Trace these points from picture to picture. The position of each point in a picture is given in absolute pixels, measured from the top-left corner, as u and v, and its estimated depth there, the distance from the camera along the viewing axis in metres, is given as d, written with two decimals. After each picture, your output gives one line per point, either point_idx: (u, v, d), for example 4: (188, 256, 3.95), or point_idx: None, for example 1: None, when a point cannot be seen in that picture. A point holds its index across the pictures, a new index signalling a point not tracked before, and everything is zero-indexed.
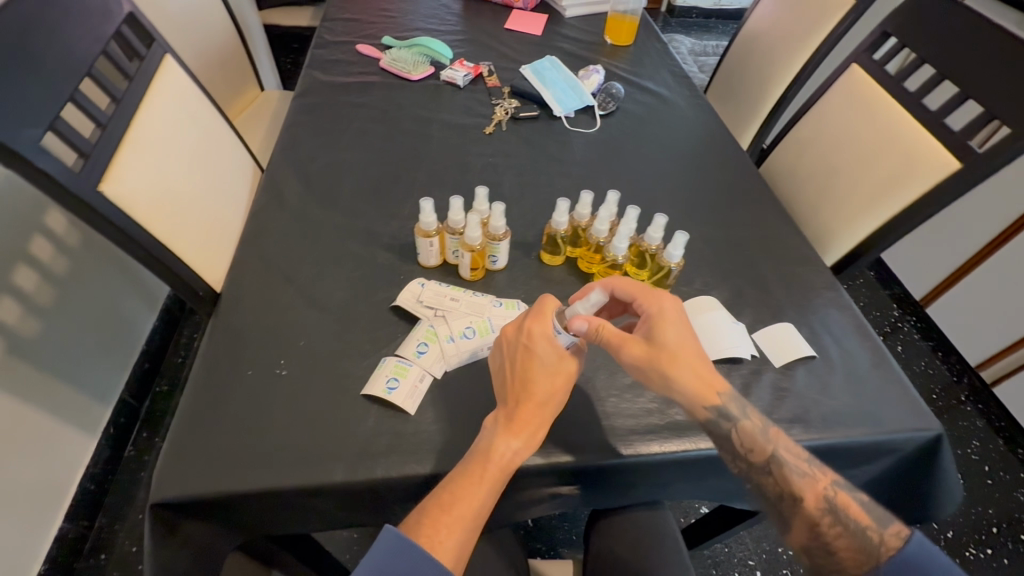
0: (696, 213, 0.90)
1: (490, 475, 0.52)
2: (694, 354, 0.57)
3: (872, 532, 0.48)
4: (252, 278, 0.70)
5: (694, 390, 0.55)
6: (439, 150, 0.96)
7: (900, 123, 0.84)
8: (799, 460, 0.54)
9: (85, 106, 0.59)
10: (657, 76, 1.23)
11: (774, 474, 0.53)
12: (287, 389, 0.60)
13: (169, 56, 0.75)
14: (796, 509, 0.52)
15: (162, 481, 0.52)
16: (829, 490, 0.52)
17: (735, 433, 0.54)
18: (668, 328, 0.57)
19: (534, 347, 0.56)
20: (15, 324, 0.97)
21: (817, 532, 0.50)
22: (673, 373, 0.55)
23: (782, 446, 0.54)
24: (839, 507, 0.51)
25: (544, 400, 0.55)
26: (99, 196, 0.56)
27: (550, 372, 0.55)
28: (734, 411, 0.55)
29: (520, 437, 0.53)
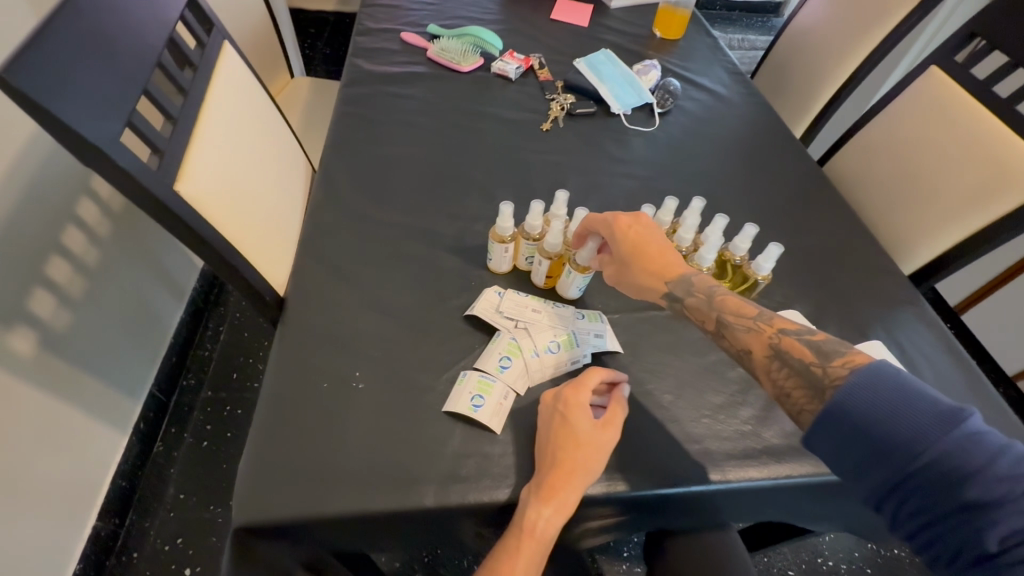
0: (766, 220, 0.86)
1: (526, 549, 0.49)
2: (654, 253, 0.61)
3: (816, 367, 0.48)
4: (317, 282, 0.67)
5: (646, 284, 0.60)
6: (495, 146, 0.92)
7: (989, 132, 0.79)
8: (743, 318, 0.55)
9: (158, 100, 0.56)
10: (710, 73, 1.19)
11: (724, 337, 0.55)
12: (366, 403, 0.57)
13: (228, 43, 0.71)
14: (751, 361, 0.53)
15: (243, 502, 0.49)
16: (775, 337, 0.52)
17: (691, 304, 0.57)
18: (619, 237, 0.60)
19: (568, 412, 0.52)
20: (49, 318, 0.94)
21: (773, 379, 0.51)
22: (629, 275, 0.61)
23: (726, 312, 0.56)
24: (783, 352, 0.51)
25: (576, 467, 0.50)
26: (173, 195, 0.52)
27: (583, 440, 0.51)
28: (688, 287, 0.58)
29: (552, 508, 0.48)
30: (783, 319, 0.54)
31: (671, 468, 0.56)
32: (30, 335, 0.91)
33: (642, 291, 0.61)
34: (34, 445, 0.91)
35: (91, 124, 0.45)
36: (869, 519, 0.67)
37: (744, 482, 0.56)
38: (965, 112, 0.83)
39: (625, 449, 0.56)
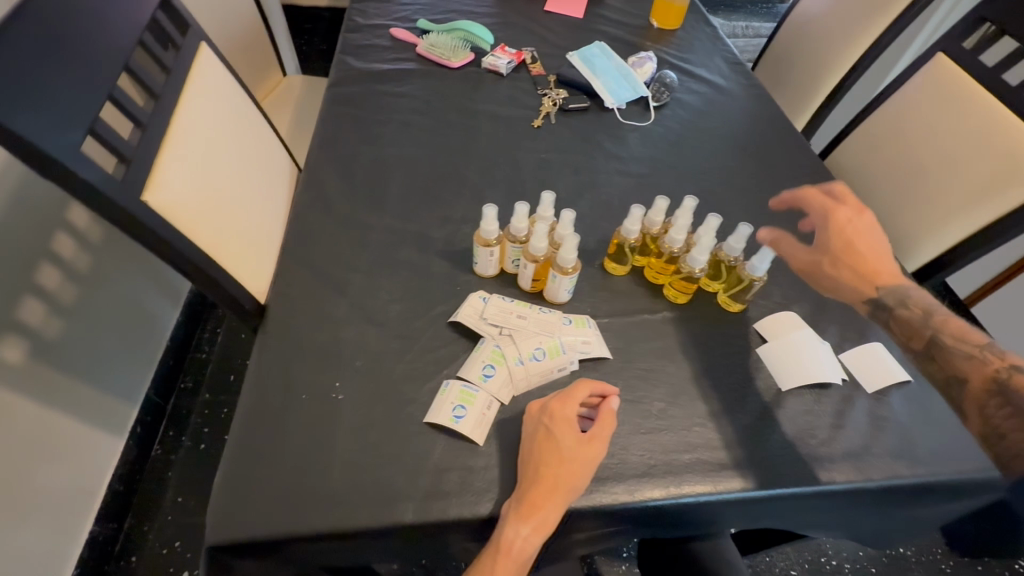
0: (765, 216, 0.83)
1: (503, 567, 0.48)
2: (868, 255, 0.61)
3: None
4: (299, 289, 0.65)
5: (858, 285, 0.59)
6: (485, 144, 0.89)
7: (999, 122, 0.76)
8: (965, 343, 0.53)
9: (123, 104, 0.54)
10: (708, 63, 1.15)
11: (935, 356, 0.53)
12: (346, 415, 0.55)
13: (205, 44, 0.69)
14: (962, 390, 0.51)
15: (218, 521, 0.48)
16: (1003, 371, 0.50)
17: (894, 320, 0.56)
18: (837, 232, 0.62)
19: (552, 426, 0.51)
20: (38, 325, 0.93)
21: (987, 416, 0.49)
22: (838, 273, 0.60)
23: (944, 332, 0.54)
24: (1012, 390, 0.49)
25: (558, 483, 0.49)
26: (142, 205, 0.51)
27: (566, 457, 0.49)
28: (908, 296, 0.57)
29: (531, 527, 0.48)
30: (1015, 356, 0.52)
31: (661, 480, 0.54)
32: (18, 344, 0.90)
33: (847, 290, 0.60)
34: (23, 454, 0.90)
35: (49, 134, 0.43)
36: (869, 526, 0.65)
37: (736, 493, 0.54)
38: (974, 102, 0.79)
39: (614, 460, 0.54)
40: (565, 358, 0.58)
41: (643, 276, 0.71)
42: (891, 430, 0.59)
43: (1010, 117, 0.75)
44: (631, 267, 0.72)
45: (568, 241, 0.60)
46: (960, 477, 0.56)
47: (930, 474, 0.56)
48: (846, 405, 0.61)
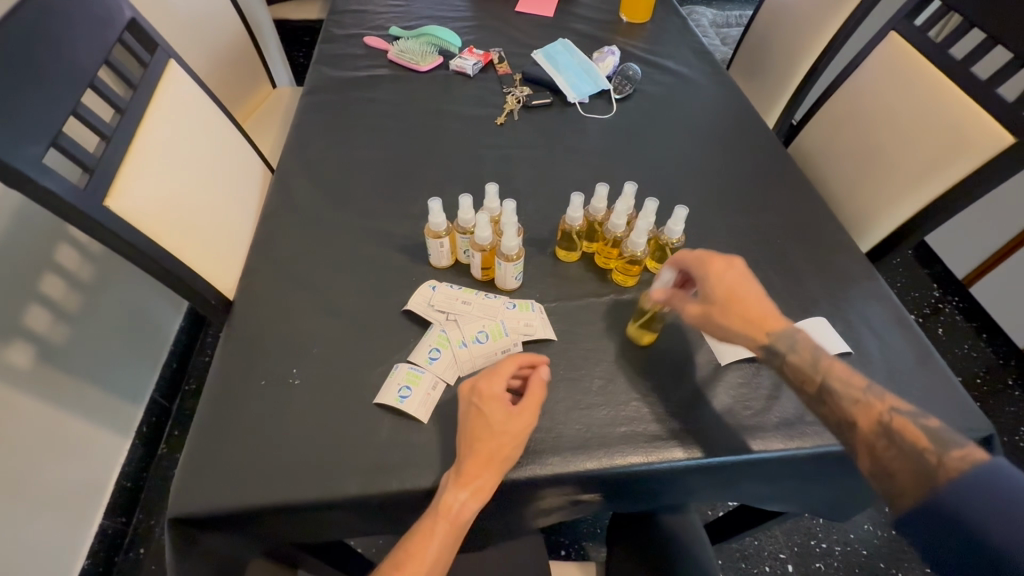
0: (720, 200, 0.85)
1: (440, 531, 0.51)
2: (751, 302, 0.58)
3: (930, 454, 0.45)
4: (264, 285, 0.70)
5: (748, 335, 0.57)
6: (449, 142, 0.93)
7: (944, 96, 0.77)
8: (851, 386, 0.52)
9: (86, 119, 0.61)
10: (676, 54, 1.17)
11: (825, 404, 0.53)
12: (301, 398, 0.59)
13: (173, 61, 0.77)
14: (852, 434, 0.50)
15: (181, 496, 0.52)
16: (886, 415, 0.49)
17: (788, 367, 0.56)
18: (717, 284, 0.58)
19: (485, 401, 0.53)
20: (45, 332, 1.00)
21: (875, 457, 0.48)
22: (728, 325, 0.58)
23: (833, 377, 0.54)
24: (896, 432, 0.48)
25: (492, 452, 0.52)
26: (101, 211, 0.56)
27: (500, 427, 0.52)
28: (794, 341, 0.56)
29: (468, 491, 0.51)
30: (896, 396, 0.51)
31: (595, 452, 0.56)
32: (27, 348, 0.96)
33: (742, 340, 0.58)
34: (34, 451, 0.96)
35: (18, 151, 0.50)
36: (820, 497, 0.67)
37: (669, 462, 0.56)
38: (920, 77, 0.81)
39: (551, 433, 0.58)
40: (506, 339, 0.61)
41: (593, 262, 0.74)
42: None
43: (955, 90, 0.76)
44: (582, 253, 0.75)
45: (509, 228, 0.63)
46: None
47: None
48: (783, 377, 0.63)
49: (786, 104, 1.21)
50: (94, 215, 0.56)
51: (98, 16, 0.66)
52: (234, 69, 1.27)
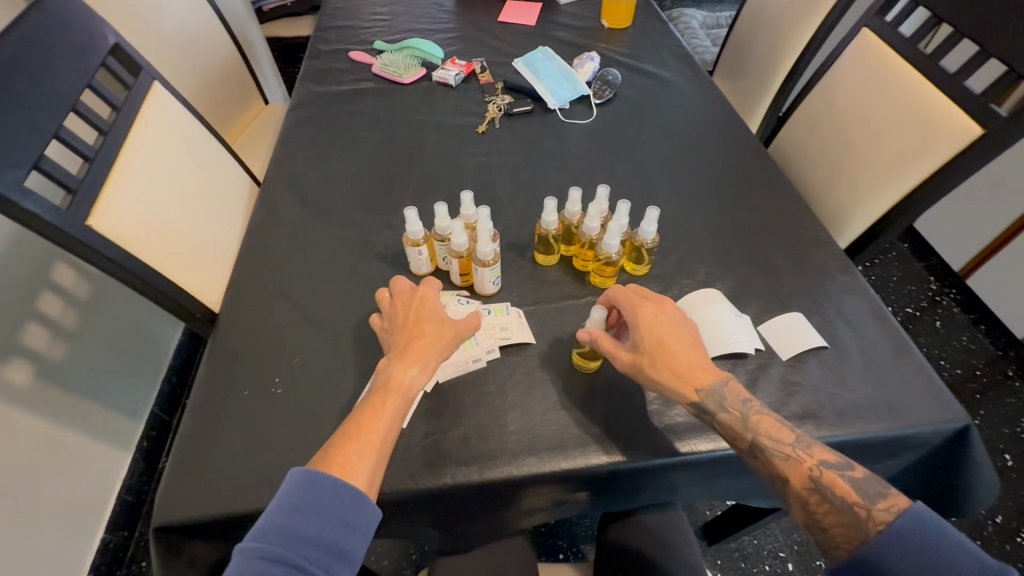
0: (698, 199, 0.86)
1: (391, 403, 0.52)
2: (682, 354, 0.55)
3: (860, 508, 0.46)
4: (249, 297, 0.71)
5: (678, 385, 0.54)
6: (431, 152, 0.95)
7: (915, 90, 0.78)
8: (782, 443, 0.50)
9: (70, 142, 0.63)
10: (656, 57, 1.18)
11: (758, 460, 0.51)
12: (283, 406, 0.61)
13: (157, 83, 0.79)
14: (785, 490, 0.49)
15: (165, 505, 0.54)
16: (815, 470, 0.48)
17: (720, 423, 0.52)
18: (646, 329, 0.56)
19: (423, 304, 0.59)
20: (43, 349, 1.02)
21: (808, 510, 0.48)
22: (657, 375, 0.55)
23: (763, 434, 0.51)
24: (826, 488, 0.47)
25: (433, 333, 0.56)
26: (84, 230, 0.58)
27: (438, 320, 0.57)
28: (722, 397, 0.53)
29: (415, 365, 0.54)
30: (823, 447, 0.50)
31: (572, 452, 0.57)
32: (26, 366, 0.98)
33: (669, 393, 0.55)
34: (34, 466, 0.97)
35: (0, 175, 0.52)
36: None
37: (644, 460, 0.57)
38: (892, 72, 0.82)
39: (527, 434, 0.59)
40: (477, 348, 0.64)
41: (571, 265, 0.75)
42: (801, 394, 0.61)
43: (925, 83, 0.77)
44: (561, 256, 0.76)
45: (484, 234, 0.64)
46: (868, 436, 0.58)
47: (834, 434, 0.58)
48: (758, 373, 0.63)
49: (769, 102, 1.22)
50: (77, 234, 0.58)
51: (80, 42, 0.69)
52: (225, 87, 1.30)
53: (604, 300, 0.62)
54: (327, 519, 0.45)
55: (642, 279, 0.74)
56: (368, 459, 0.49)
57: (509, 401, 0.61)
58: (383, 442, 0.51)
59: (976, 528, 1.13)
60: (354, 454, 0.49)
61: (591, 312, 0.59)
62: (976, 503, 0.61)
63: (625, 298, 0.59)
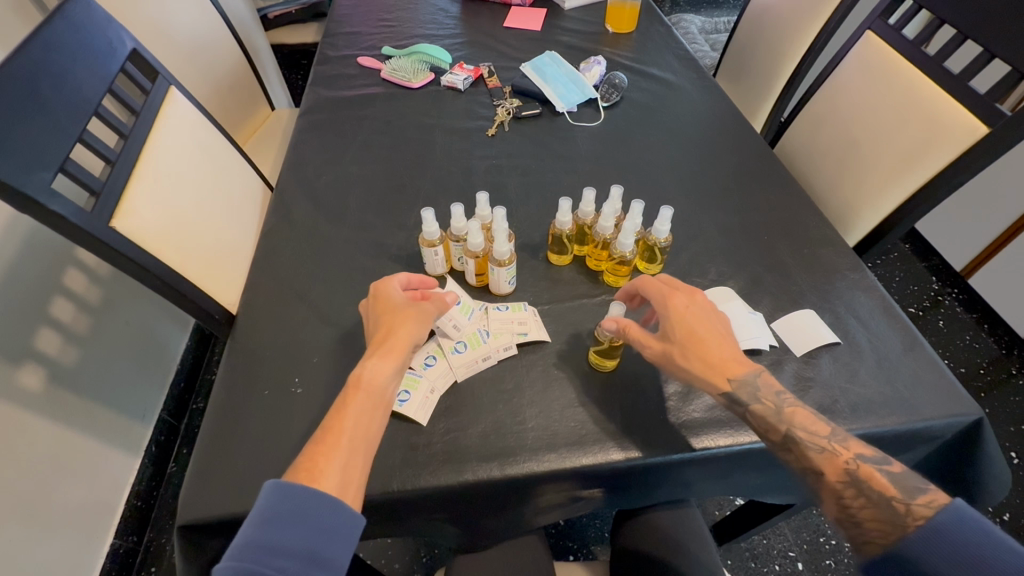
0: (707, 199, 0.87)
1: (359, 399, 0.53)
2: (713, 345, 0.56)
3: (898, 503, 0.46)
4: (266, 298, 0.72)
5: (711, 377, 0.55)
6: (441, 155, 0.95)
7: (920, 90, 0.79)
8: (817, 436, 0.51)
9: (94, 146, 0.64)
10: (660, 61, 1.19)
11: (792, 453, 0.52)
12: (302, 406, 0.61)
13: (174, 88, 0.81)
14: (819, 483, 0.50)
15: (189, 502, 0.54)
16: (852, 463, 0.49)
17: (752, 416, 0.54)
18: (678, 320, 0.57)
19: (382, 296, 0.60)
20: (55, 354, 1.02)
21: (843, 504, 0.48)
22: (689, 365, 0.56)
23: (798, 426, 0.52)
24: (862, 481, 0.48)
25: (394, 327, 0.57)
26: (106, 231, 0.59)
27: (399, 308, 0.59)
28: (754, 389, 0.54)
29: (377, 356, 0.55)
30: (860, 442, 0.51)
31: (591, 449, 0.58)
32: (38, 371, 0.98)
33: (701, 384, 0.55)
34: (46, 470, 0.97)
35: (28, 177, 0.53)
36: None
37: (662, 456, 0.58)
38: (897, 73, 0.83)
39: (547, 431, 0.59)
40: (484, 347, 0.64)
41: (584, 265, 0.76)
42: (815, 389, 0.62)
43: (929, 84, 0.79)
44: (574, 257, 0.77)
45: (500, 234, 0.65)
46: (882, 430, 0.58)
47: (850, 428, 0.59)
48: (772, 370, 0.64)
49: (772, 105, 1.23)
50: (101, 235, 0.59)
51: (101, 48, 0.70)
52: (233, 93, 1.31)
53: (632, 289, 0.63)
54: (305, 527, 0.44)
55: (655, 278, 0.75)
56: (337, 455, 0.49)
57: (527, 398, 0.62)
58: (356, 437, 0.51)
59: None
60: (324, 453, 0.49)
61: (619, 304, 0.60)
62: (989, 496, 0.61)
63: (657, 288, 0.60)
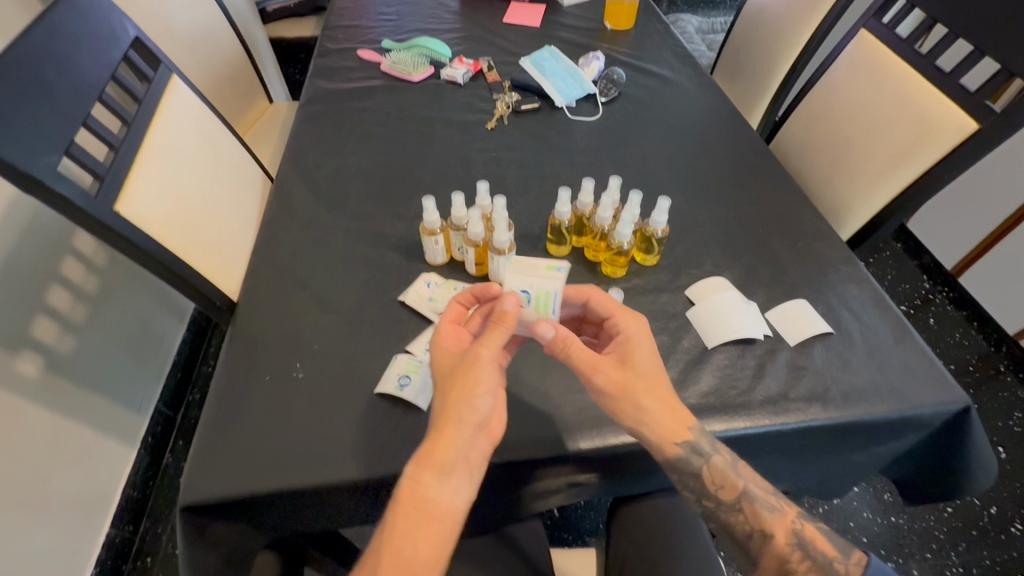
0: (703, 193, 0.88)
1: (411, 516, 0.47)
2: (661, 380, 0.56)
3: (840, 563, 0.51)
4: (266, 286, 0.72)
5: (667, 426, 0.54)
6: (441, 147, 0.96)
7: (913, 88, 0.81)
8: (768, 495, 0.55)
9: (97, 131, 0.65)
10: (659, 57, 1.21)
11: (743, 511, 0.55)
12: (302, 391, 0.62)
13: (176, 76, 0.81)
14: (767, 544, 0.53)
15: (192, 483, 0.55)
16: (796, 523, 0.54)
17: (708, 469, 0.55)
18: (637, 353, 0.56)
19: (437, 353, 0.55)
20: (52, 342, 1.02)
21: (784, 566, 0.52)
22: (647, 406, 0.54)
23: (752, 483, 0.55)
24: (806, 541, 0.53)
25: (450, 421, 0.50)
26: (106, 215, 0.59)
27: (449, 374, 0.53)
28: (705, 446, 0.55)
29: (416, 463, 0.49)
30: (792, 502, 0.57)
31: (589, 433, 0.59)
32: (35, 359, 0.98)
33: (662, 429, 0.54)
34: (42, 457, 0.97)
35: (33, 160, 0.53)
36: (811, 475, 0.69)
37: None
38: (890, 71, 0.85)
39: (544, 417, 0.60)
40: None
41: (582, 256, 0.77)
42: (808, 377, 0.63)
43: (922, 81, 0.80)
44: (572, 248, 0.78)
45: (500, 223, 0.66)
46: (872, 417, 0.60)
47: (841, 415, 0.60)
48: (766, 358, 0.65)
49: (768, 103, 1.25)
50: (104, 219, 0.59)
51: (104, 34, 0.70)
52: (233, 85, 1.31)
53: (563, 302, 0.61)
54: None
55: (652, 269, 0.76)
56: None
57: (525, 384, 0.63)
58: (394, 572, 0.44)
59: (971, 519, 1.16)
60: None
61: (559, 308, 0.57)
62: (976, 485, 0.63)
63: (604, 309, 0.59)
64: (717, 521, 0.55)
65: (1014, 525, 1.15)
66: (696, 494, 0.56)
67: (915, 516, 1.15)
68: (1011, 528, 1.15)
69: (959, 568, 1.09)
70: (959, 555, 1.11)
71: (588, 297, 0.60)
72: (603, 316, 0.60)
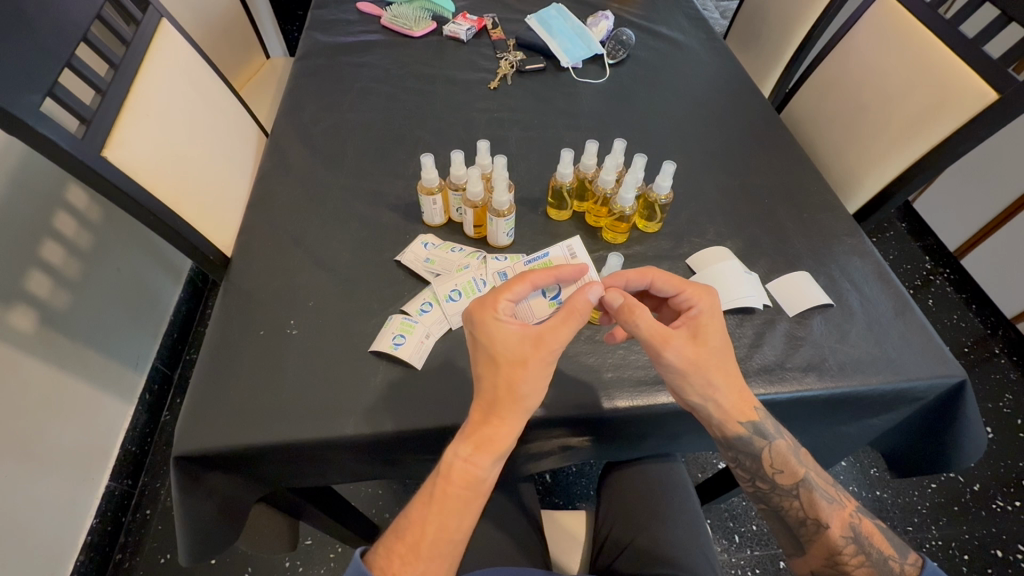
0: (708, 161, 0.86)
1: (454, 493, 0.48)
2: (727, 359, 0.55)
3: (894, 562, 0.50)
4: (261, 242, 0.71)
5: (736, 406, 0.54)
6: (441, 106, 0.93)
7: (933, 55, 0.78)
8: (830, 487, 0.55)
9: (84, 73, 0.63)
10: (670, 19, 1.15)
11: (804, 497, 0.55)
12: (297, 347, 0.61)
13: (165, 20, 0.78)
14: (820, 535, 0.53)
15: (184, 435, 0.55)
16: (854, 518, 0.54)
17: (767, 452, 0.55)
18: (714, 326, 0.54)
19: (487, 325, 0.50)
20: (47, 297, 1.01)
21: (836, 558, 0.52)
22: (719, 381, 0.54)
23: (813, 471, 0.56)
24: (862, 536, 0.52)
25: (505, 411, 0.49)
26: (87, 162, 0.58)
27: (513, 359, 0.49)
28: (769, 430, 0.55)
29: (473, 447, 0.49)
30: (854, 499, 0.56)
31: (583, 397, 0.59)
32: (29, 312, 0.97)
33: (732, 404, 0.54)
34: (36, 411, 0.97)
35: (16, 99, 0.52)
36: (802, 444, 0.70)
37: (647, 404, 0.59)
38: (911, 37, 0.81)
39: None
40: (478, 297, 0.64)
41: (584, 221, 0.76)
42: (806, 347, 0.63)
43: (944, 48, 0.77)
44: (573, 212, 0.77)
45: (499, 183, 0.64)
46: (867, 388, 0.60)
47: (836, 386, 0.60)
48: (766, 327, 0.65)
49: (781, 71, 1.21)
50: (92, 165, 0.58)
51: None
52: (229, 37, 1.26)
53: (622, 282, 0.59)
54: None
55: (653, 237, 0.75)
56: (414, 563, 0.46)
57: None
58: (435, 541, 0.47)
59: (954, 495, 1.18)
60: (402, 557, 0.46)
61: (576, 248, 0.66)
62: (965, 457, 0.63)
63: (670, 287, 0.57)
64: (770, 503, 0.56)
65: (995, 501, 1.18)
66: (750, 474, 0.57)
67: (899, 491, 1.18)
68: (991, 505, 1.17)
69: (938, 541, 1.12)
70: (939, 529, 1.13)
71: (650, 278, 0.58)
72: (669, 293, 0.58)
